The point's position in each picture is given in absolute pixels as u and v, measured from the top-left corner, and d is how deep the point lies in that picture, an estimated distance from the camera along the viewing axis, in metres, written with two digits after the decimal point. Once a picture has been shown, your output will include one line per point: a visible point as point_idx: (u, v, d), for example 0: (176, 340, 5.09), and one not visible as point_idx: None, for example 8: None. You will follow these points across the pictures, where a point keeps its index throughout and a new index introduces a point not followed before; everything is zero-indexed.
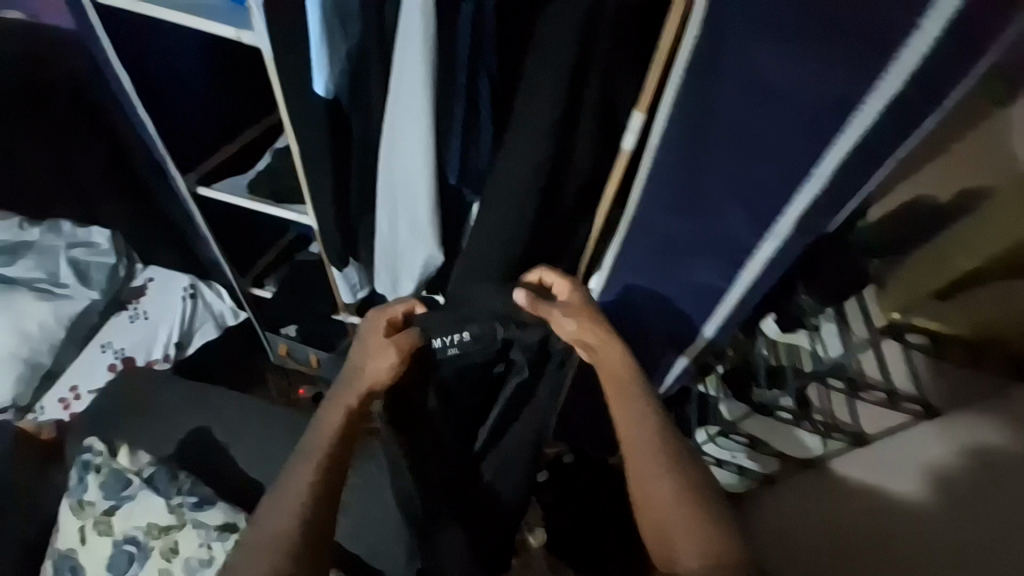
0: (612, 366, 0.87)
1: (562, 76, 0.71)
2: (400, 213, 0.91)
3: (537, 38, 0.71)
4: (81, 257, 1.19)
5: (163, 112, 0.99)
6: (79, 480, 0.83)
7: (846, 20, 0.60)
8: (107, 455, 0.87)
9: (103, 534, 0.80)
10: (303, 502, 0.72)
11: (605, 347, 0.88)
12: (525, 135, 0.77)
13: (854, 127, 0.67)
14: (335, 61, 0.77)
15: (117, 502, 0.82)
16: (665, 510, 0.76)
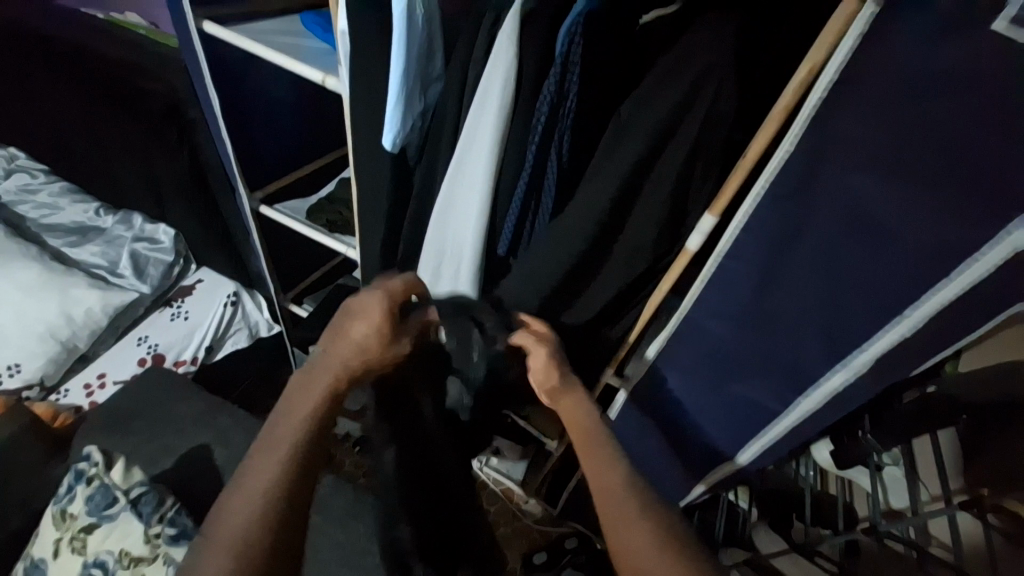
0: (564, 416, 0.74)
1: (635, 168, 0.68)
2: (443, 270, 0.87)
3: (615, 128, 0.69)
4: (143, 251, 1.27)
5: (244, 135, 1.04)
6: (69, 489, 0.87)
7: (972, 167, 0.53)
8: (101, 467, 0.89)
9: (75, 551, 0.83)
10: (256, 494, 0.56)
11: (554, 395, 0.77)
12: (583, 221, 0.73)
13: (953, 283, 0.59)
14: (408, 118, 0.76)
15: (98, 520, 0.84)
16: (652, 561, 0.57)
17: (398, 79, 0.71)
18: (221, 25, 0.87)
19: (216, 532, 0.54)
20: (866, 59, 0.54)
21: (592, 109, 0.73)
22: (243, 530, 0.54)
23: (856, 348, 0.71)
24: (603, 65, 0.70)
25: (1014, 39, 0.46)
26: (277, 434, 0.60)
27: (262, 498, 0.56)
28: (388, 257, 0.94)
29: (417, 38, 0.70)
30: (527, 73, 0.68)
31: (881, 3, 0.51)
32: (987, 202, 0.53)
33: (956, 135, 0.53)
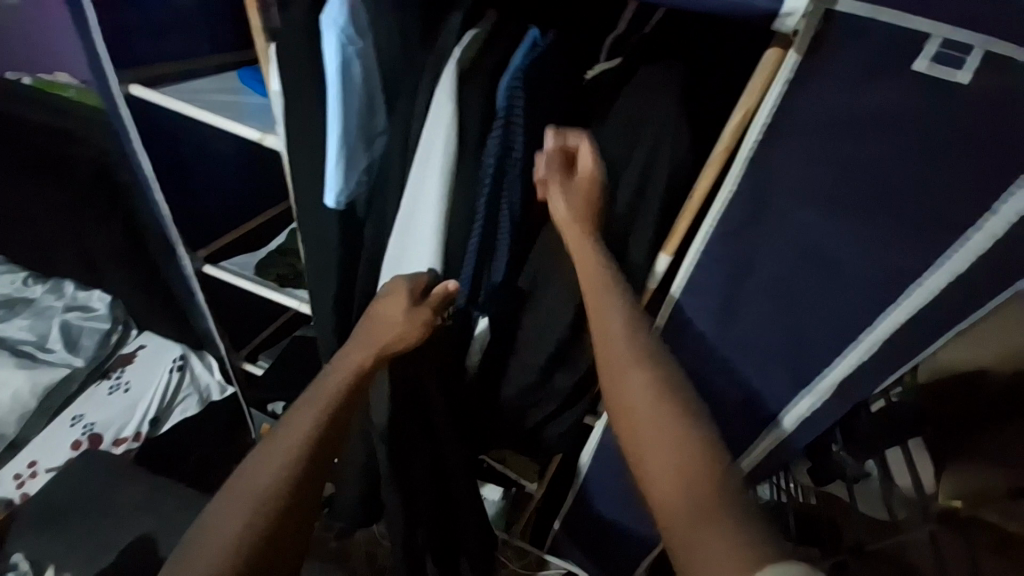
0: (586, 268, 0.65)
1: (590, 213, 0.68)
2: None
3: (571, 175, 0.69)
4: (75, 322, 1.18)
5: (183, 196, 0.99)
6: None
7: (906, 198, 0.56)
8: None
9: None
10: (261, 499, 0.60)
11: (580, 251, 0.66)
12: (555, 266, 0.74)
13: (901, 305, 0.63)
14: (351, 175, 0.73)
15: None
16: (658, 427, 0.56)
17: (336, 138, 0.69)
18: (148, 89, 0.82)
19: (216, 531, 0.58)
20: (796, 104, 0.54)
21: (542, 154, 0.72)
22: (244, 531, 0.58)
23: (820, 374, 0.73)
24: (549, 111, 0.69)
25: (936, 75, 0.48)
26: (281, 441, 0.64)
27: (264, 494, 0.60)
28: (343, 312, 0.89)
29: (353, 96, 0.68)
30: (471, 126, 0.67)
31: (802, 52, 0.51)
32: (922, 227, 0.57)
33: (885, 173, 0.55)
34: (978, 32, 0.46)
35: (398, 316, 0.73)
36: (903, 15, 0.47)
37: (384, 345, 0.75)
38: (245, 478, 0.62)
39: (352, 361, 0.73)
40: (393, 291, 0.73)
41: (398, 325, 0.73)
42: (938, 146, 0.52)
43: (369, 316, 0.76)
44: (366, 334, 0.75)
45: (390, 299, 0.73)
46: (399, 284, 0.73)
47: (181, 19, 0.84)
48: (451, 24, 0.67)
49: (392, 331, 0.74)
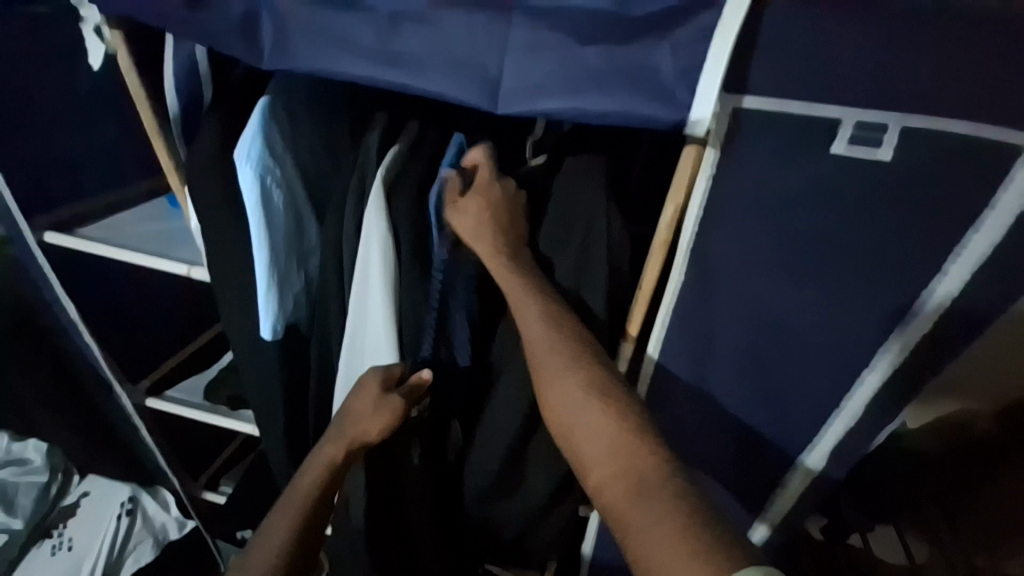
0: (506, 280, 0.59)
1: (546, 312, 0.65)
2: None
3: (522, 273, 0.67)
4: (7, 479, 1.06)
5: (115, 330, 0.93)
6: None
7: (857, 267, 0.54)
8: None
9: None
10: None
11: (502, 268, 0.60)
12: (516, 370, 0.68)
13: (876, 369, 0.61)
14: (286, 300, 0.69)
15: None
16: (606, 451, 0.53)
17: (264, 267, 0.65)
18: (65, 233, 0.78)
19: None
20: (726, 192, 0.53)
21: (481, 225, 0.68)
22: None
23: (820, 431, 0.69)
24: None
25: (858, 156, 0.48)
26: (262, 543, 0.66)
27: None
28: (295, 438, 0.83)
29: (279, 222, 0.65)
30: (405, 239, 0.64)
31: (719, 147, 0.50)
32: (876, 292, 0.55)
33: (832, 247, 0.54)
34: (891, 111, 0.45)
35: (365, 416, 0.66)
36: (810, 103, 0.46)
37: (355, 439, 0.68)
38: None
39: (323, 458, 0.68)
40: (359, 390, 0.66)
41: (366, 423, 0.66)
42: (874, 215, 0.51)
43: (339, 412, 0.68)
44: (337, 428, 0.68)
45: (358, 395, 0.65)
46: (368, 377, 0.66)
47: (101, 160, 0.82)
48: (371, 140, 0.66)
49: (359, 427, 0.67)
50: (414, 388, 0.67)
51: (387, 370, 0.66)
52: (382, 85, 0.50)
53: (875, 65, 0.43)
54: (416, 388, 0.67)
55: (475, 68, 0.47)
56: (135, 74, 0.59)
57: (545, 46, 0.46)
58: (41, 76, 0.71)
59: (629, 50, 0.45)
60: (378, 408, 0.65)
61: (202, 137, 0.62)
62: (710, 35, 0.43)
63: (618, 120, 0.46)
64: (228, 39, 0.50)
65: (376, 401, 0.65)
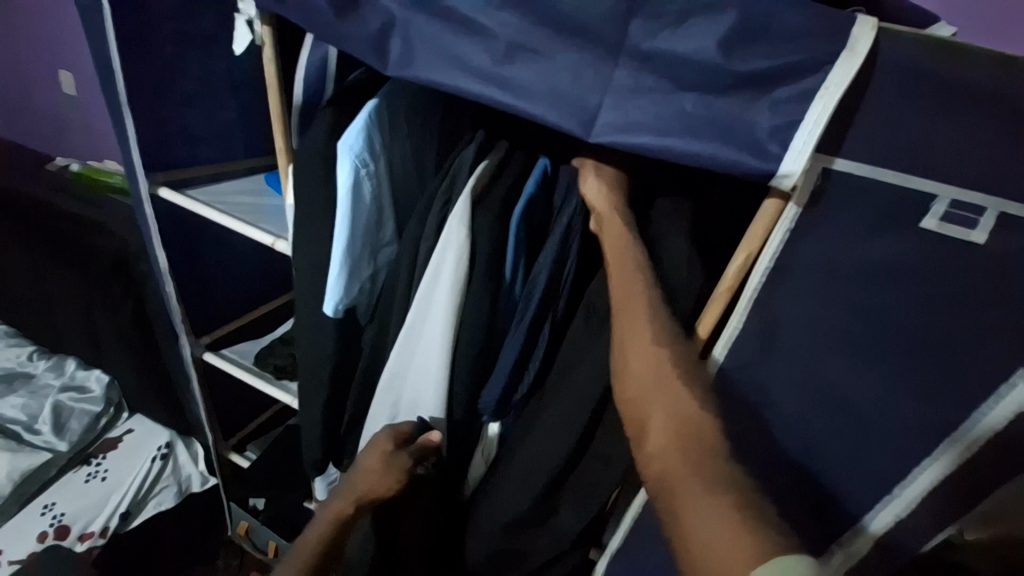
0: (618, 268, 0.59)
1: (606, 339, 0.67)
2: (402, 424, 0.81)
3: (589, 295, 0.70)
4: (67, 402, 1.17)
5: (195, 286, 1.01)
6: None
7: (932, 353, 0.52)
8: None
9: None
10: None
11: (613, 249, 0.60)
12: (566, 392, 0.69)
13: (936, 467, 0.57)
14: (353, 284, 0.73)
15: None
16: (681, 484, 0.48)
17: (342, 249, 0.70)
18: (177, 190, 0.87)
19: None
20: (801, 251, 0.53)
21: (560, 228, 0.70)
22: None
23: (871, 516, 0.63)
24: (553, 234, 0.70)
25: (949, 235, 0.47)
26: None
27: None
28: (331, 416, 0.87)
29: (361, 212, 0.70)
30: (480, 246, 0.67)
31: (803, 204, 0.51)
32: (950, 384, 0.53)
33: (910, 326, 0.52)
34: (990, 195, 0.44)
35: (376, 467, 0.76)
36: (908, 176, 0.46)
37: (363, 495, 0.78)
38: None
39: (334, 510, 0.77)
40: (371, 446, 0.77)
41: (375, 478, 0.77)
42: (963, 299, 0.49)
43: (350, 469, 0.79)
44: (348, 483, 0.79)
45: (371, 452, 0.77)
46: (381, 436, 0.77)
47: (217, 133, 0.92)
48: (466, 155, 0.71)
49: (370, 483, 0.77)
50: (417, 447, 0.77)
51: (394, 432, 0.77)
52: (490, 103, 0.54)
53: (981, 145, 0.42)
54: (419, 448, 0.77)
55: (577, 97, 0.51)
56: (272, 63, 0.66)
57: (645, 87, 0.49)
58: (186, 53, 0.81)
59: (728, 101, 0.47)
60: (388, 463, 0.76)
61: (314, 127, 0.69)
62: (811, 97, 0.45)
63: (713, 164, 0.49)
64: (362, 44, 0.56)
65: (388, 454, 0.76)
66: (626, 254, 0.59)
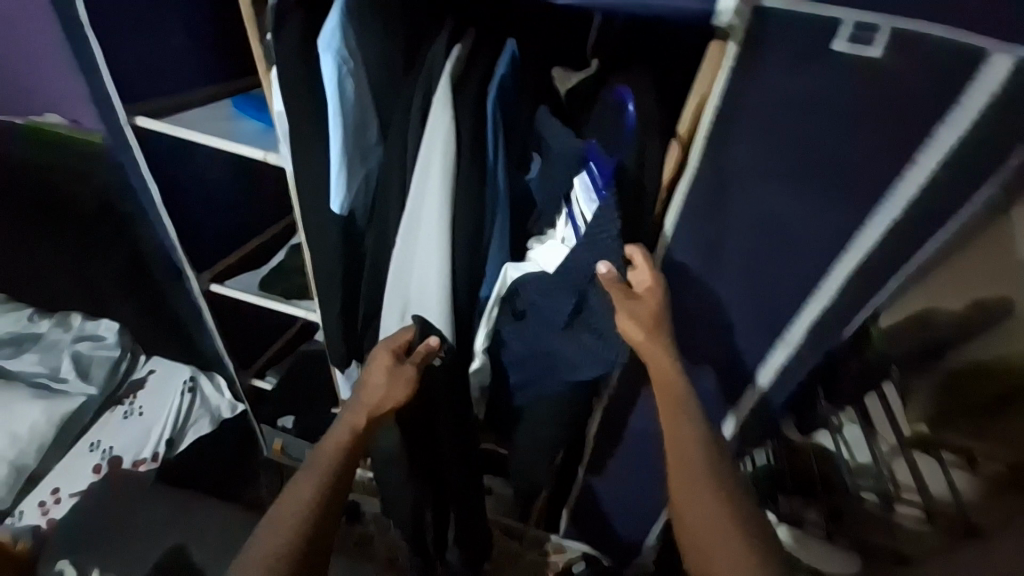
0: (669, 394, 0.81)
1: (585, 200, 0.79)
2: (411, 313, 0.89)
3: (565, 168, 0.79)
4: (85, 352, 1.22)
5: (187, 221, 1.05)
6: None
7: (844, 163, 0.65)
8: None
9: None
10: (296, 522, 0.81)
11: (666, 379, 0.81)
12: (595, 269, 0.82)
13: (851, 255, 0.72)
14: (351, 183, 0.81)
15: None
16: (717, 535, 0.77)
17: (338, 150, 0.77)
18: (155, 119, 0.89)
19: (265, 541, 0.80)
20: (742, 88, 0.63)
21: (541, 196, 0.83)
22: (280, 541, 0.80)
23: (799, 313, 0.81)
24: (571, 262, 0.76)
25: (854, 53, 0.57)
26: (307, 476, 0.86)
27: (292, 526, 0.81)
28: (347, 315, 0.97)
29: (349, 113, 0.75)
30: (464, 132, 0.75)
31: (738, 43, 0.61)
32: (857, 186, 0.66)
33: (825, 143, 0.64)
34: (885, 14, 0.54)
35: (382, 380, 0.88)
36: (820, 5, 0.56)
37: (374, 407, 0.89)
38: (288, 500, 0.84)
39: (349, 423, 0.89)
40: (375, 364, 0.88)
41: (384, 390, 0.89)
42: (867, 111, 0.61)
43: (358, 387, 0.91)
44: (357, 399, 0.90)
45: (375, 368, 0.88)
46: (381, 352, 0.88)
47: (180, 56, 0.91)
48: (437, 46, 0.75)
49: (379, 395, 0.89)
50: (415, 356, 0.88)
51: (391, 346, 0.88)
52: None
53: None
54: (417, 356, 0.88)
55: None
56: None
57: None
58: None
59: None
60: (392, 373, 0.88)
61: (289, 29, 0.71)
62: None
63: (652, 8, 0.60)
64: None
65: (390, 366, 0.88)
66: (673, 384, 0.81)
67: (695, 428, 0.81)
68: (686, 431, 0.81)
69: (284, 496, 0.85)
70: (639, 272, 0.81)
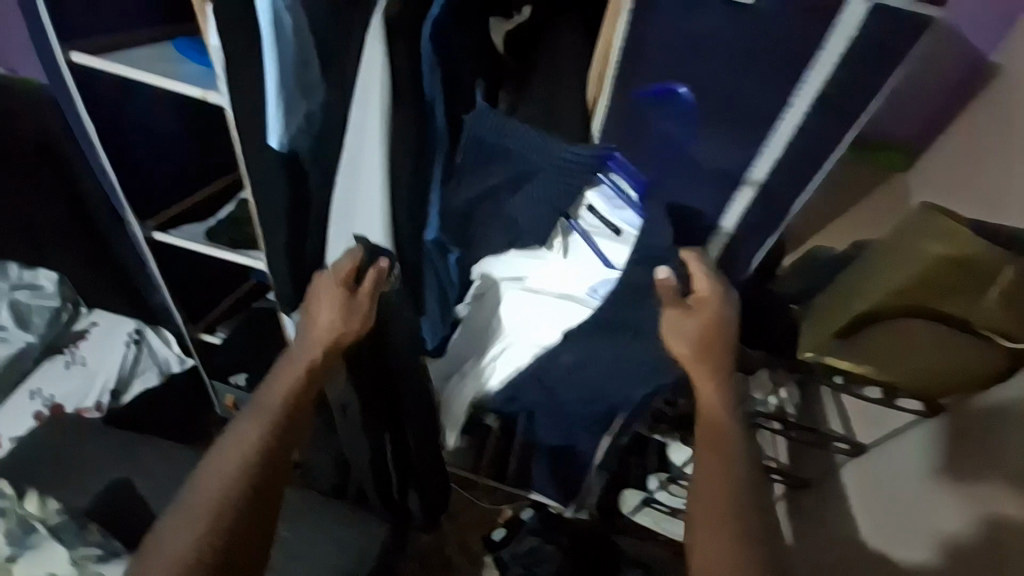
0: (716, 424, 0.80)
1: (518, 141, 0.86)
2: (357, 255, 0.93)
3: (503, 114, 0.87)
4: (23, 300, 1.20)
5: (129, 165, 1.06)
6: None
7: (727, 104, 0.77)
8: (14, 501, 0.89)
9: None
10: (239, 462, 0.75)
11: (710, 408, 0.82)
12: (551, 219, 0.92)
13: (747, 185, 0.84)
14: (290, 121, 0.83)
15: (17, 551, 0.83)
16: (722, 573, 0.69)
17: (275, 87, 0.80)
18: (91, 55, 0.89)
19: (209, 481, 0.74)
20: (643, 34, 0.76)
21: (519, 204, 0.92)
22: (225, 486, 0.73)
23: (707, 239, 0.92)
24: (630, 278, 0.86)
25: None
26: (255, 413, 0.80)
27: (236, 467, 0.74)
28: (294, 258, 1.01)
29: (286, 49, 0.77)
30: (398, 70, 0.79)
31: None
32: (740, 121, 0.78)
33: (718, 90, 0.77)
34: None
35: (329, 311, 0.87)
36: None
37: (325, 340, 0.87)
38: (232, 441, 0.78)
39: (301, 357, 0.86)
40: (321, 295, 0.89)
41: (333, 322, 0.87)
42: (746, 49, 0.72)
43: (306, 323, 0.90)
44: (306, 333, 0.89)
45: (322, 300, 0.88)
46: (327, 284, 0.88)
47: None
48: None
49: (328, 328, 0.88)
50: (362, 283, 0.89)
51: (335, 273, 0.88)
52: None
53: None
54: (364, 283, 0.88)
55: None
56: None
57: None
58: None
59: None
60: (340, 302, 0.88)
61: None
62: None
63: None
64: None
65: (337, 295, 0.88)
66: (723, 421, 0.81)
67: (736, 464, 0.77)
68: (716, 457, 0.78)
69: (229, 437, 0.79)
70: (704, 282, 0.83)
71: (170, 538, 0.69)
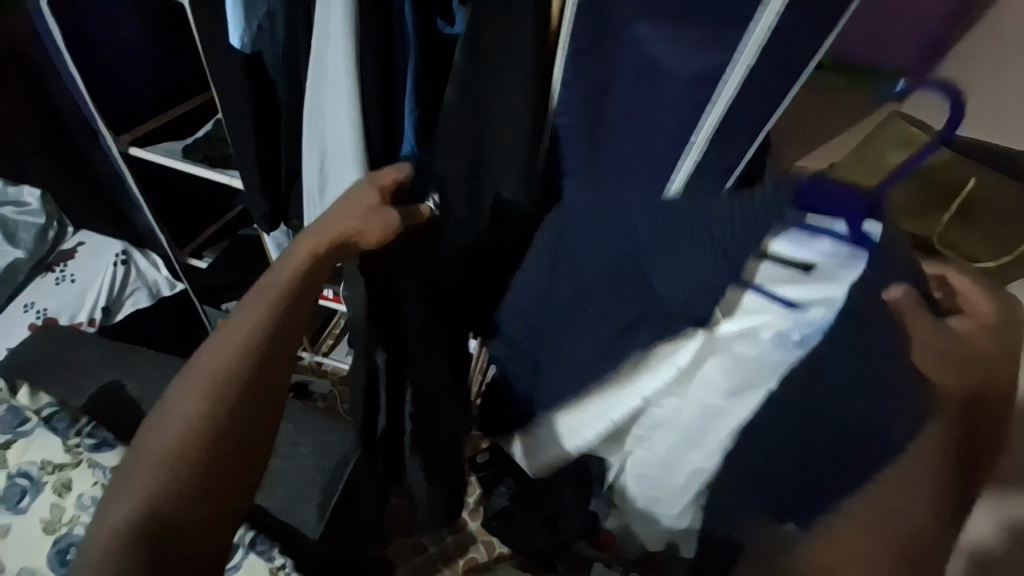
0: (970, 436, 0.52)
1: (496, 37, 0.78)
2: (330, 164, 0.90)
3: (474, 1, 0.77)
4: (9, 215, 1.22)
5: (96, 73, 1.04)
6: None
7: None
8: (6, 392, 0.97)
9: (49, 531, 0.84)
10: (236, 353, 0.64)
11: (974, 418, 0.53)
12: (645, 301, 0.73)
13: (717, 104, 0.76)
14: (250, 18, 0.82)
15: (13, 437, 0.91)
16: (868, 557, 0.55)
17: None
18: None
19: (206, 359, 0.64)
20: None
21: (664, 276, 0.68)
22: (217, 372, 0.63)
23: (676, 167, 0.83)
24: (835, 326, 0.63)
25: None
26: (255, 301, 0.66)
27: (232, 357, 0.63)
28: (268, 171, 1.00)
29: None
30: None
31: None
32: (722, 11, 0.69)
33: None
34: None
35: (359, 208, 0.71)
36: None
37: (340, 235, 0.70)
38: (228, 327, 0.65)
39: (309, 246, 0.68)
40: (354, 189, 0.72)
41: (356, 220, 0.71)
42: None
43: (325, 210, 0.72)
44: (321, 222, 0.70)
45: (353, 196, 0.72)
46: (366, 185, 0.73)
47: None
48: None
49: (351, 224, 0.70)
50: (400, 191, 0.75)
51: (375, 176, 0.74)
52: None
53: None
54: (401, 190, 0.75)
55: None
56: None
57: None
58: None
59: None
60: (370, 203, 0.72)
61: None
62: None
63: None
64: None
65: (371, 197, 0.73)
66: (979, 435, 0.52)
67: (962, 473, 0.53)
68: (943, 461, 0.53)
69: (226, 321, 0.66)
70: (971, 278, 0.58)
71: (169, 412, 0.62)
